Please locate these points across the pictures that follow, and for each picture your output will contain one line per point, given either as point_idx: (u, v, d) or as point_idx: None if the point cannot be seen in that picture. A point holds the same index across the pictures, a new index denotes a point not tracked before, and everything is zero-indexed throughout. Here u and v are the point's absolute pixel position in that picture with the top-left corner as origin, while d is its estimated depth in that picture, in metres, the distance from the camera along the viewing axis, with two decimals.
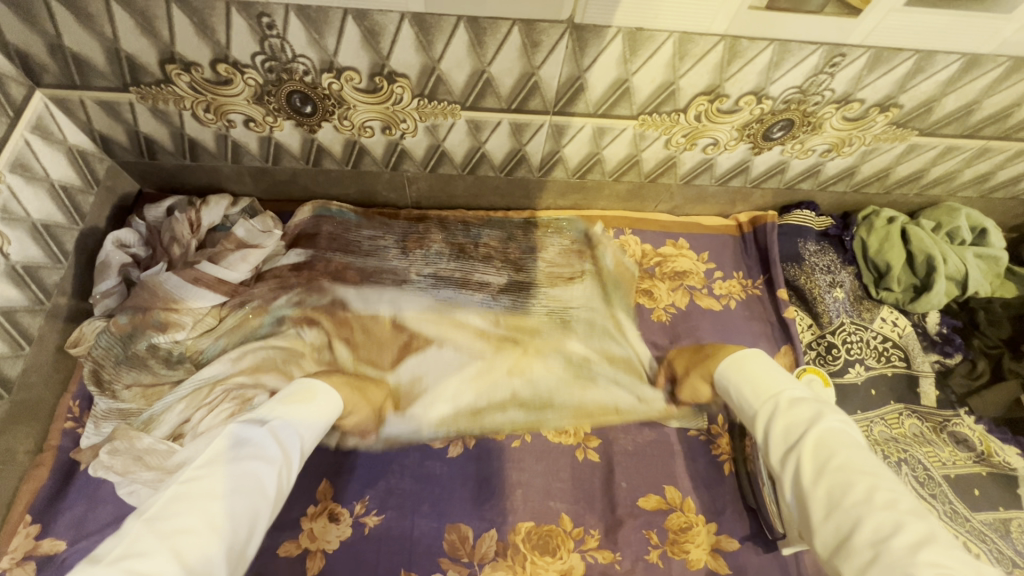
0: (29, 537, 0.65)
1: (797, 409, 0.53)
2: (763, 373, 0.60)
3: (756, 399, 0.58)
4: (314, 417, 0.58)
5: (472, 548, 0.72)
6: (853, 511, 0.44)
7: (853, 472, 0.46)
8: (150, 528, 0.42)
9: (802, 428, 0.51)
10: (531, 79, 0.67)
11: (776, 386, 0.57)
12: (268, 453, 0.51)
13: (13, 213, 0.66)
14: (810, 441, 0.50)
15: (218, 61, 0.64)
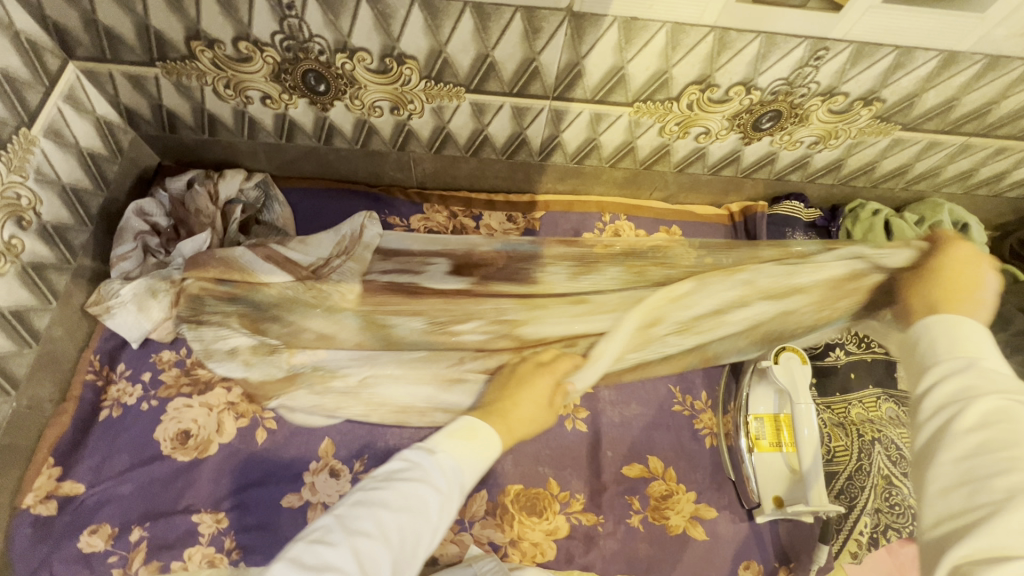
0: (52, 478, 0.71)
1: (995, 377, 0.43)
2: (969, 336, 0.47)
3: (958, 351, 0.46)
4: (483, 451, 0.58)
5: (463, 506, 0.77)
6: (995, 463, 0.39)
7: (1005, 441, 0.39)
8: (338, 523, 0.48)
9: (983, 376, 0.43)
10: (533, 64, 0.71)
11: (981, 351, 0.46)
12: (435, 481, 0.52)
13: (46, 175, 0.70)
14: (985, 405, 0.41)
15: (240, 39, 0.69)
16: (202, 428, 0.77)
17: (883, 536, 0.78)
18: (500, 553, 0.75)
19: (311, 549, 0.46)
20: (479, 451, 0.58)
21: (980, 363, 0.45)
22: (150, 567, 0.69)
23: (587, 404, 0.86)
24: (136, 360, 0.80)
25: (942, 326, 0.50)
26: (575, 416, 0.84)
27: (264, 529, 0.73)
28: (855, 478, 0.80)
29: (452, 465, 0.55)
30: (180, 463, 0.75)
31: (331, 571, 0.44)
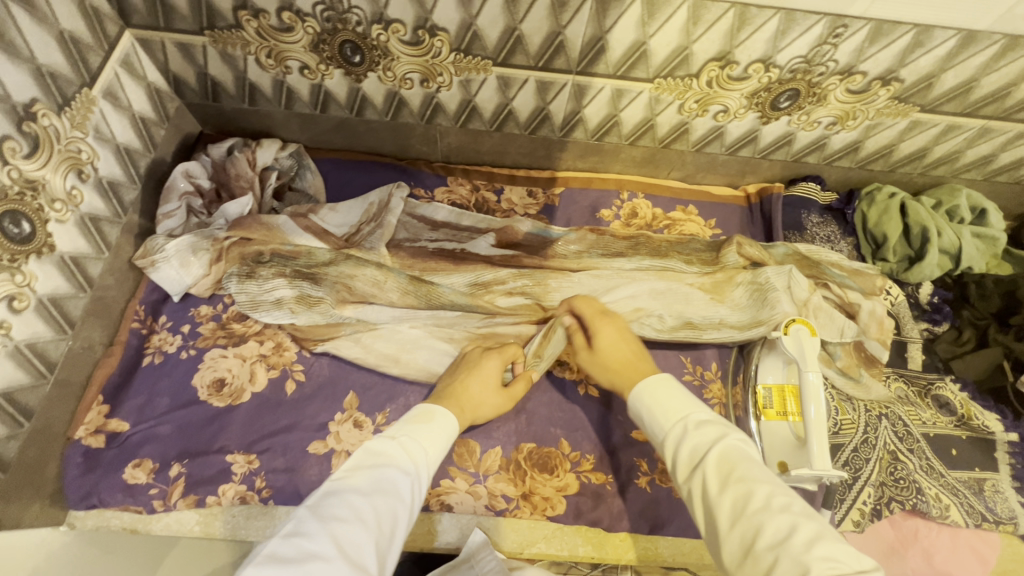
0: (101, 414, 0.77)
1: (716, 429, 0.53)
2: (669, 396, 0.58)
3: (665, 421, 0.56)
4: (438, 436, 0.61)
5: (478, 460, 0.81)
6: (754, 518, 0.44)
7: (752, 480, 0.47)
8: (314, 513, 0.48)
9: (703, 435, 0.52)
10: (558, 38, 0.75)
11: (686, 406, 0.56)
12: (401, 463, 0.55)
13: (103, 134, 0.75)
14: (717, 454, 0.50)
15: (284, 10, 0.74)
16: (236, 376, 0.82)
17: (886, 508, 0.79)
18: (511, 505, 0.79)
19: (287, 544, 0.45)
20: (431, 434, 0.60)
21: (697, 422, 0.54)
22: (187, 501, 0.74)
23: None
24: (177, 312, 0.85)
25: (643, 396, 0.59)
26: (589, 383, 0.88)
27: (291, 472, 0.77)
28: (860, 450, 0.82)
29: (412, 447, 0.58)
30: (215, 408, 0.80)
31: (320, 559, 0.44)
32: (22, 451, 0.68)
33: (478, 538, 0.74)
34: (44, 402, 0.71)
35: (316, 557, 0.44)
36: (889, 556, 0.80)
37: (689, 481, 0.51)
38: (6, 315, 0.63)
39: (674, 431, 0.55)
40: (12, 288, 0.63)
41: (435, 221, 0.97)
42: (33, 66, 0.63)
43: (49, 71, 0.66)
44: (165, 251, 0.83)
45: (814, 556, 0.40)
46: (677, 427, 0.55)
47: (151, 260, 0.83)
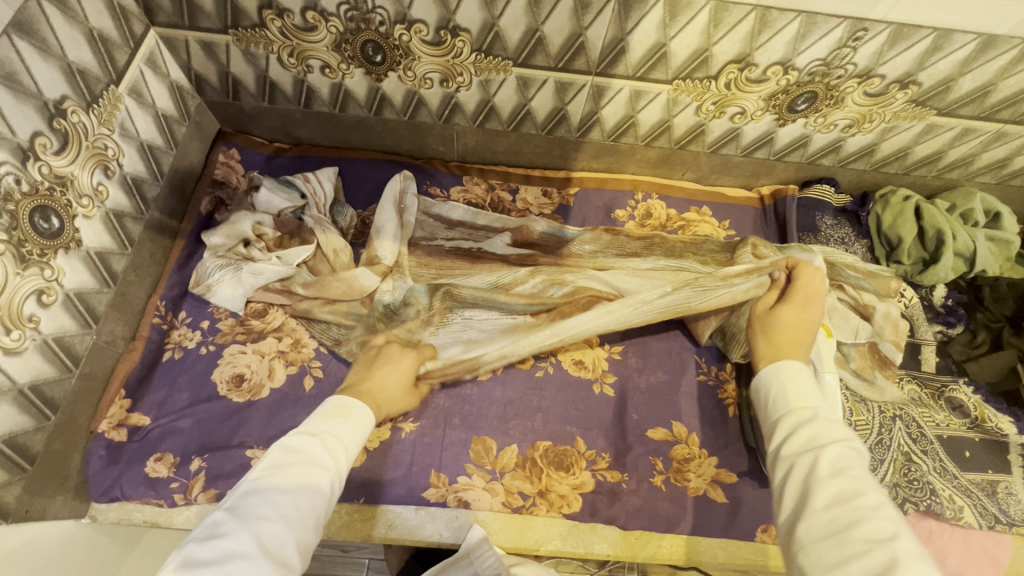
0: (123, 408, 0.77)
1: (834, 425, 0.52)
2: (804, 385, 0.57)
3: (788, 404, 0.55)
4: (361, 420, 0.60)
5: (494, 458, 0.82)
6: (856, 511, 0.44)
7: (867, 486, 0.46)
8: (232, 515, 0.47)
9: (815, 426, 0.52)
10: (579, 39, 0.75)
11: (814, 400, 0.55)
12: (323, 452, 0.54)
13: (128, 131, 0.76)
14: (835, 450, 0.49)
15: (308, 9, 0.74)
16: (255, 372, 0.82)
17: (900, 509, 0.80)
18: (528, 502, 0.79)
19: (206, 548, 0.44)
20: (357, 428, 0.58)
21: (806, 413, 0.53)
22: (207, 495, 0.74)
23: (615, 369, 0.89)
24: (196, 308, 0.86)
25: (772, 377, 0.59)
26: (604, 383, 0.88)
27: None
28: (874, 451, 0.82)
29: (332, 444, 0.55)
30: (235, 403, 0.80)
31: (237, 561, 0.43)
32: (48, 443, 0.69)
33: (478, 533, 0.76)
34: (68, 396, 0.72)
35: (234, 559, 0.43)
36: None
37: (794, 459, 0.50)
38: (35, 309, 0.64)
39: (792, 416, 0.54)
40: (41, 282, 0.64)
41: (451, 220, 0.97)
42: (63, 63, 0.64)
43: (78, 68, 0.66)
44: (217, 275, 0.85)
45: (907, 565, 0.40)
46: (798, 413, 0.54)
47: (206, 285, 0.85)
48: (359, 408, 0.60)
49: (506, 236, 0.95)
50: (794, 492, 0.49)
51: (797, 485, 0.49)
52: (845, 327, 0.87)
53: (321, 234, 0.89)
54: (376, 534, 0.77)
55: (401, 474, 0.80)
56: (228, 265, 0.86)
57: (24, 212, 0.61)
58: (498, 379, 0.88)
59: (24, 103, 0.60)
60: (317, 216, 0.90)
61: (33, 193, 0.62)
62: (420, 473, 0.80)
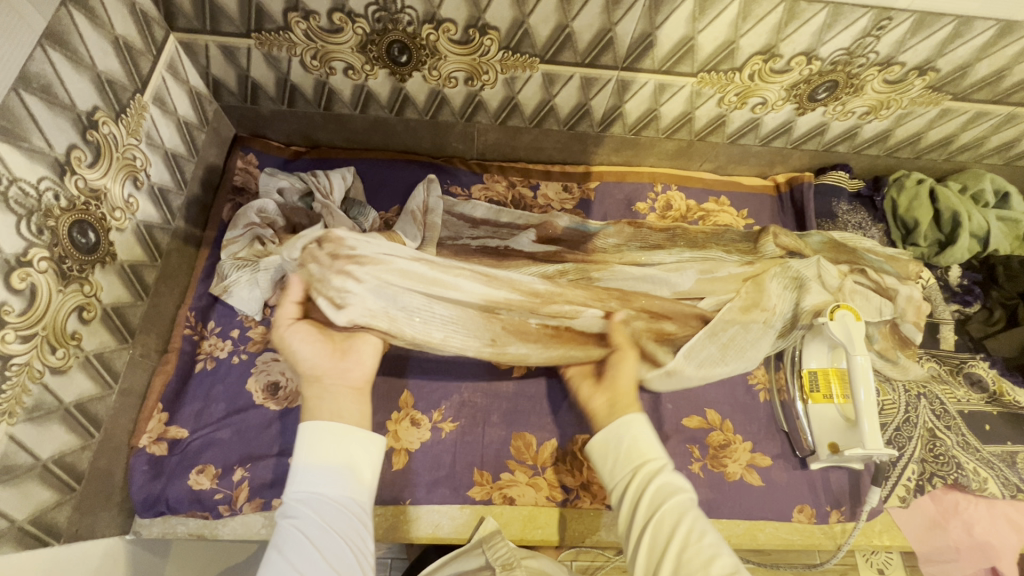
0: (161, 422, 0.76)
1: (672, 475, 0.61)
2: (637, 438, 0.65)
3: (631, 461, 0.64)
4: (341, 451, 0.63)
5: (535, 453, 0.82)
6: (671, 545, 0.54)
7: (676, 519, 0.56)
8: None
9: (657, 476, 0.61)
10: (608, 35, 0.75)
11: (643, 449, 0.64)
12: (315, 500, 0.59)
13: (154, 140, 0.75)
14: (663, 496, 0.59)
15: (335, 11, 0.74)
16: (290, 380, 0.80)
17: (928, 484, 0.83)
18: (571, 496, 0.80)
19: None
20: (312, 451, 0.62)
21: (651, 465, 0.62)
22: (253, 504, 0.73)
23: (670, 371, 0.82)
24: (225, 317, 0.84)
25: (611, 435, 0.67)
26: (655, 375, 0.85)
27: None
28: (902, 428, 0.85)
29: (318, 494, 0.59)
30: (273, 411, 0.78)
31: None
32: (93, 461, 0.68)
33: (489, 525, 0.77)
34: (110, 413, 0.70)
35: None
36: (931, 528, 0.84)
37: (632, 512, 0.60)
38: (77, 326, 0.63)
39: (638, 467, 0.63)
40: (82, 299, 0.63)
41: (474, 218, 0.95)
42: (93, 73, 0.63)
43: (106, 77, 0.65)
44: (234, 275, 0.82)
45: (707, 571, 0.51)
46: (642, 466, 0.63)
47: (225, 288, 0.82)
48: (303, 429, 0.64)
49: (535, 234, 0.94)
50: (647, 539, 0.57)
51: (649, 532, 0.57)
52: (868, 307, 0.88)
53: (331, 223, 0.85)
54: (422, 535, 0.78)
55: (445, 474, 0.80)
56: (245, 265, 0.82)
57: (64, 227, 0.59)
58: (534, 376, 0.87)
59: (60, 116, 0.58)
60: (327, 205, 0.87)
61: (71, 207, 0.60)
62: (464, 471, 0.80)
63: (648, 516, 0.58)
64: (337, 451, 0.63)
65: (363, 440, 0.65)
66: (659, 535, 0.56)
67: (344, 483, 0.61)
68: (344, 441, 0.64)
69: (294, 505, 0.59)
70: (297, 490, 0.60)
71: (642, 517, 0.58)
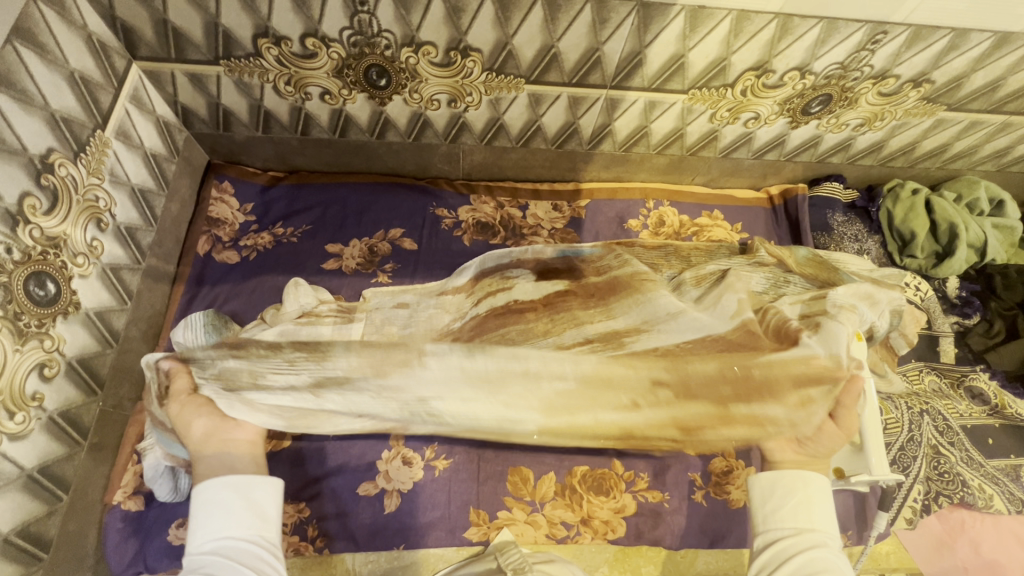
0: (136, 474, 0.69)
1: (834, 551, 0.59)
2: (810, 500, 0.63)
3: (794, 519, 0.63)
4: (240, 507, 0.57)
5: (532, 488, 0.78)
6: None
7: None
8: None
9: (820, 551, 0.59)
10: (595, 54, 0.72)
11: (814, 515, 0.62)
12: (241, 535, 0.55)
13: (118, 177, 0.71)
14: (818, 559, 0.58)
15: (308, 36, 0.70)
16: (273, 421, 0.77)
17: (934, 503, 0.79)
18: (571, 532, 0.77)
19: None
20: (218, 502, 0.57)
21: (814, 534, 0.61)
22: None
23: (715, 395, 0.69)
24: None
25: (781, 482, 0.65)
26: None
27: (343, 516, 0.75)
28: (907, 448, 0.81)
29: (232, 545, 0.54)
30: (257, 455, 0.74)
31: None
32: (62, 525, 0.64)
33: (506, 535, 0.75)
34: (79, 471, 0.66)
35: None
36: (938, 549, 0.82)
37: None
38: (38, 384, 0.60)
39: (805, 533, 0.61)
40: (42, 355, 0.60)
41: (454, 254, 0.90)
42: (46, 112, 0.60)
43: (62, 116, 0.62)
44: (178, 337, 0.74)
45: None
46: (804, 532, 0.62)
47: (166, 371, 0.72)
48: (203, 485, 0.58)
49: (532, 270, 0.82)
50: None
51: None
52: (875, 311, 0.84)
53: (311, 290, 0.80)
54: None
55: (439, 514, 0.76)
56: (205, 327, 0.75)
57: (18, 281, 0.57)
58: None
59: (9, 162, 0.56)
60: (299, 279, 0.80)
61: (25, 259, 0.58)
62: (460, 511, 0.76)
63: None
64: (242, 500, 0.57)
65: (266, 486, 0.60)
66: None
67: (255, 525, 0.56)
68: (249, 488, 0.59)
69: (199, 559, 0.53)
70: (201, 542, 0.55)
71: None
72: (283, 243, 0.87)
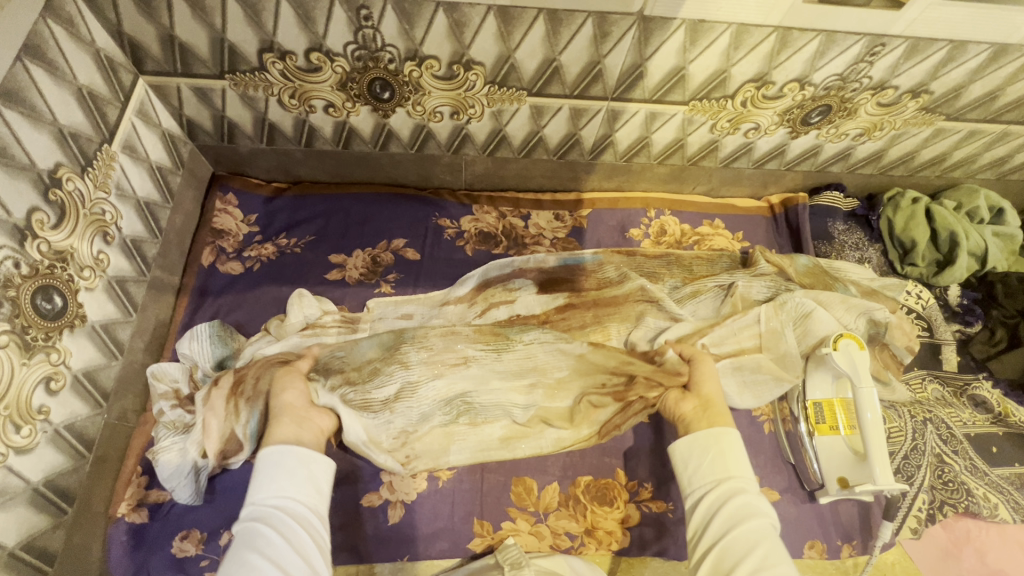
0: (140, 486, 0.70)
1: (752, 497, 0.59)
2: (729, 450, 0.63)
3: (712, 473, 0.62)
4: (301, 473, 0.59)
5: (536, 498, 0.78)
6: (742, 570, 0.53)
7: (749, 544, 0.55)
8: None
9: (739, 496, 0.59)
10: (596, 67, 0.73)
11: (733, 465, 0.62)
12: (298, 500, 0.57)
13: (125, 190, 0.72)
14: (734, 506, 0.58)
15: (313, 50, 0.71)
16: None
17: (939, 512, 0.80)
18: (575, 543, 0.76)
19: None
20: (280, 465, 0.59)
21: (734, 481, 0.60)
22: None
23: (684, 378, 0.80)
24: None
25: (698, 444, 0.65)
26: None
27: (347, 528, 0.75)
28: (910, 457, 0.81)
29: (290, 508, 0.56)
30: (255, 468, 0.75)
31: None
32: (67, 538, 0.64)
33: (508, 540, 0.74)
34: (84, 483, 0.66)
35: None
36: (943, 560, 0.81)
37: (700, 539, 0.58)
38: (44, 398, 0.60)
39: (721, 482, 0.61)
40: (49, 368, 0.60)
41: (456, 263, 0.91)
42: (54, 127, 0.60)
43: (70, 131, 0.62)
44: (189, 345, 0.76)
45: None
46: (723, 482, 0.61)
47: (175, 381, 0.75)
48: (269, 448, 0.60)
49: (533, 281, 0.87)
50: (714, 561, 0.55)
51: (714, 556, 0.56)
52: (854, 313, 0.84)
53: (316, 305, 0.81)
54: None
55: (443, 526, 0.76)
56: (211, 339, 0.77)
57: (26, 295, 0.57)
58: None
59: (17, 178, 0.56)
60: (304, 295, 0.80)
61: (33, 273, 0.58)
62: (463, 523, 0.76)
63: (721, 531, 0.57)
64: (303, 466, 0.60)
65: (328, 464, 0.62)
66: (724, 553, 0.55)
67: (312, 493, 0.58)
68: (312, 459, 0.61)
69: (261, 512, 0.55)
70: (266, 497, 0.57)
71: (709, 539, 0.57)
72: (287, 254, 0.88)
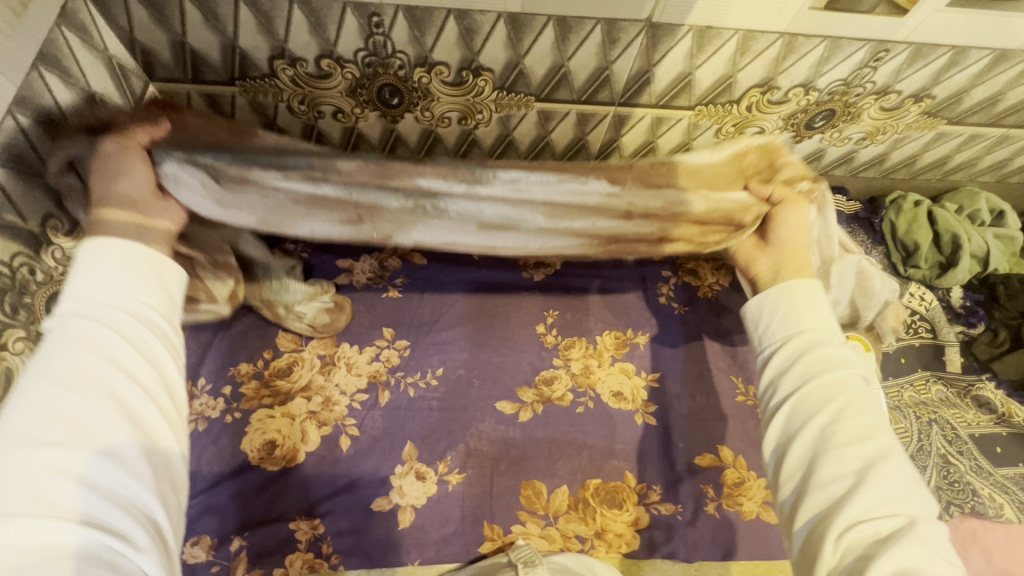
0: None
1: (839, 351, 0.53)
2: (805, 302, 0.57)
3: (785, 328, 0.57)
4: (116, 293, 0.48)
5: (546, 502, 0.78)
6: (843, 450, 0.47)
7: (836, 411, 0.49)
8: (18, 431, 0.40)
9: (819, 347, 0.53)
10: (604, 73, 0.74)
11: (815, 318, 0.56)
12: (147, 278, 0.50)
13: None
14: (824, 377, 0.51)
15: (324, 56, 0.71)
16: (288, 437, 0.80)
17: (945, 512, 0.80)
18: (586, 546, 0.76)
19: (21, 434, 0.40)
20: (107, 264, 0.49)
21: (817, 337, 0.54)
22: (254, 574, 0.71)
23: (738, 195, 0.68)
24: (215, 372, 0.83)
25: (781, 295, 0.59)
26: (649, 379, 0.88)
27: (357, 533, 0.75)
28: (916, 457, 0.83)
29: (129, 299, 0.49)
30: (270, 472, 0.77)
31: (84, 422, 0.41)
32: None
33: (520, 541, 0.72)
34: None
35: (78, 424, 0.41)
36: None
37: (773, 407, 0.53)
38: None
39: (801, 332, 0.55)
40: None
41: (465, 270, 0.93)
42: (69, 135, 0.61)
43: None
44: None
45: (886, 481, 0.44)
46: (802, 331, 0.56)
47: None
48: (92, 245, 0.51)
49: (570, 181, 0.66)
50: (803, 439, 0.49)
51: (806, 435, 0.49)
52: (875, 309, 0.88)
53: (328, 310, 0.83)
54: None
55: (452, 530, 0.76)
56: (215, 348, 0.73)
57: None
58: (542, 427, 0.83)
59: None
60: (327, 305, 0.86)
61: None
62: (474, 526, 0.76)
63: (804, 399, 0.51)
64: (123, 280, 0.49)
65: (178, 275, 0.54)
66: (827, 434, 0.48)
67: (148, 291, 0.49)
68: (152, 267, 0.51)
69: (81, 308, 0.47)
70: (85, 300, 0.48)
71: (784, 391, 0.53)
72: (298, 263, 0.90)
